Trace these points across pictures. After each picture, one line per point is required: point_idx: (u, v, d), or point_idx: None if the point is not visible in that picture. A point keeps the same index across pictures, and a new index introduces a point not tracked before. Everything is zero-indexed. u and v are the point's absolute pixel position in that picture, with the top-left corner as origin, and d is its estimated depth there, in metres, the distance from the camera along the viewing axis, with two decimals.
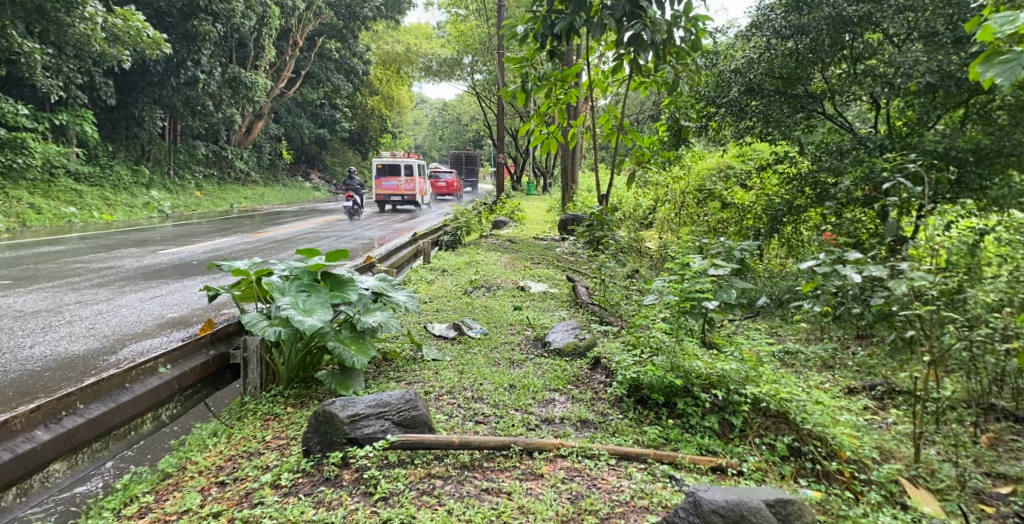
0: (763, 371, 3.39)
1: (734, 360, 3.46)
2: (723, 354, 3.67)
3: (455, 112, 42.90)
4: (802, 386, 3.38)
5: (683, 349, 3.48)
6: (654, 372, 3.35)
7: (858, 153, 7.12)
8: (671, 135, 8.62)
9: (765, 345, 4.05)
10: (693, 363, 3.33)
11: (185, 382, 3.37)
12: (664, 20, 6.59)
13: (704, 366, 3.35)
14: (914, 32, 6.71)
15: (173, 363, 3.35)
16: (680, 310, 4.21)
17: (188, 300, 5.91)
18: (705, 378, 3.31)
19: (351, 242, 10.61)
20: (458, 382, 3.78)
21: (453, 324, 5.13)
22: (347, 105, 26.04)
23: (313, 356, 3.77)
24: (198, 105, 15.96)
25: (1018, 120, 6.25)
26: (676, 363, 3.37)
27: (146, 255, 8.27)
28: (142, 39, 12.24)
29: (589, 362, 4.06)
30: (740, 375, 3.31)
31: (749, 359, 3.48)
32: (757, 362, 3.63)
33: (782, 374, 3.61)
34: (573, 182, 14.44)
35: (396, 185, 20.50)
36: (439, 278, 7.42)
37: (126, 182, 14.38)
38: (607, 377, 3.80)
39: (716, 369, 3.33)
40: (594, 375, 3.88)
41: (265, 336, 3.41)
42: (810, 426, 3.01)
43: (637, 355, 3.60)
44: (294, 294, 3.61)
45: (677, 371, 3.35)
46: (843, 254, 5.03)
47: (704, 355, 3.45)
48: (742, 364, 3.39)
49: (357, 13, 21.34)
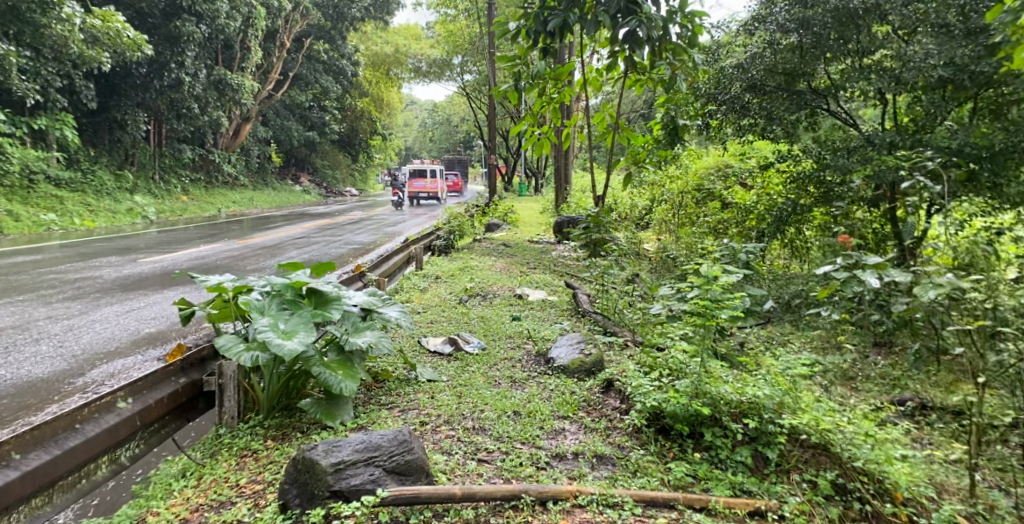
0: (798, 395, 3.09)
1: (765, 385, 3.14)
2: (751, 376, 3.35)
3: (445, 115, 42.69)
4: (841, 413, 3.07)
5: (708, 372, 3.19)
6: (680, 391, 3.07)
7: (865, 151, 6.80)
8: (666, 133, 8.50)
9: (790, 363, 3.73)
10: (721, 389, 3.01)
11: (149, 418, 3.04)
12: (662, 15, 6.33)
13: (733, 391, 3.04)
14: (921, 25, 6.43)
15: (135, 396, 3.02)
16: (702, 327, 3.87)
17: (168, 314, 5.54)
18: (736, 404, 3.00)
19: (340, 246, 10.28)
20: (457, 409, 3.46)
21: (449, 338, 4.79)
22: (335, 108, 25.56)
23: (297, 380, 3.43)
24: (184, 107, 15.58)
25: None
26: (700, 389, 3.05)
27: (128, 264, 7.87)
28: (122, 40, 11.79)
29: (600, 385, 3.71)
30: (775, 402, 3.01)
31: (780, 381, 3.17)
32: (783, 376, 3.34)
33: (814, 395, 3.31)
34: (566, 182, 14.13)
35: (424, 185, 23.42)
36: (433, 286, 7.08)
37: (108, 188, 13.94)
38: (622, 402, 3.49)
39: (745, 384, 3.10)
40: (606, 400, 3.54)
41: (241, 362, 3.08)
42: (860, 464, 2.70)
43: (653, 377, 3.31)
44: (274, 315, 3.27)
45: (703, 398, 3.04)
46: (862, 258, 4.81)
47: (733, 377, 3.16)
48: (774, 387, 3.09)
49: (345, 13, 21.13)
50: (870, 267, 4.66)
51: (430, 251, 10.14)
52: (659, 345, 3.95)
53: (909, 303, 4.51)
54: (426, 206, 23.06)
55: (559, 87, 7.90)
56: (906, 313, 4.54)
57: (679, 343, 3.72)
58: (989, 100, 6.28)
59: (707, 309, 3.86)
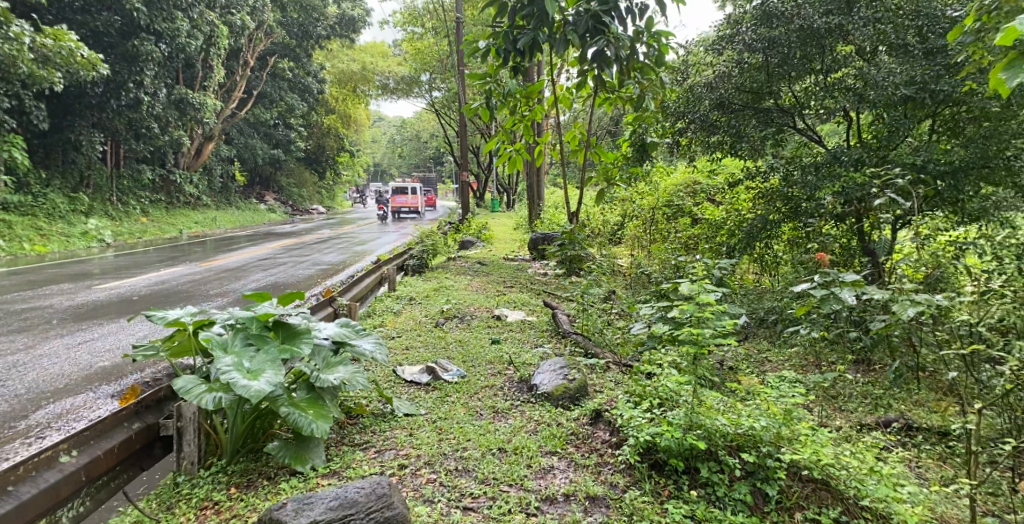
0: (793, 425, 3.05)
1: (759, 416, 3.09)
2: (743, 405, 3.28)
3: (412, 131, 42.43)
4: (836, 445, 3.02)
5: (699, 401, 3.13)
6: (673, 421, 3.02)
7: (833, 168, 6.85)
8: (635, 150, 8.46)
9: (776, 388, 3.66)
10: (716, 422, 2.98)
11: (95, 472, 2.84)
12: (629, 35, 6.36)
13: (730, 423, 3.02)
14: (881, 45, 6.65)
15: (80, 449, 2.83)
16: (697, 356, 3.76)
17: (123, 346, 5.23)
18: (731, 437, 2.97)
19: (307, 267, 10.00)
20: (438, 446, 3.30)
21: (426, 367, 4.59)
22: (301, 125, 25.19)
23: (263, 420, 3.22)
24: (143, 128, 15.15)
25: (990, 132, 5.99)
26: (693, 421, 3.00)
27: (81, 291, 7.50)
28: (76, 59, 11.37)
29: (588, 415, 3.57)
30: (772, 434, 2.98)
31: (775, 410, 3.11)
32: (775, 404, 3.26)
33: (810, 422, 3.25)
34: (538, 198, 14.05)
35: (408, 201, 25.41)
36: (407, 308, 6.87)
37: (61, 211, 13.41)
38: (612, 434, 3.35)
39: (741, 416, 3.08)
40: (596, 433, 3.40)
41: (203, 405, 2.87)
42: (865, 501, 2.75)
43: (642, 406, 3.25)
44: (238, 352, 3.07)
45: (698, 430, 2.99)
46: (840, 274, 4.80)
47: (729, 409, 3.11)
48: (769, 419, 3.03)
49: (310, 32, 21.14)
50: (847, 285, 4.64)
51: (402, 271, 9.91)
52: (646, 371, 3.84)
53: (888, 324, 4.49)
54: (410, 219, 25.01)
55: (529, 105, 7.85)
56: (882, 331, 4.54)
57: (666, 371, 3.61)
58: (946, 119, 6.43)
59: (697, 334, 3.78)
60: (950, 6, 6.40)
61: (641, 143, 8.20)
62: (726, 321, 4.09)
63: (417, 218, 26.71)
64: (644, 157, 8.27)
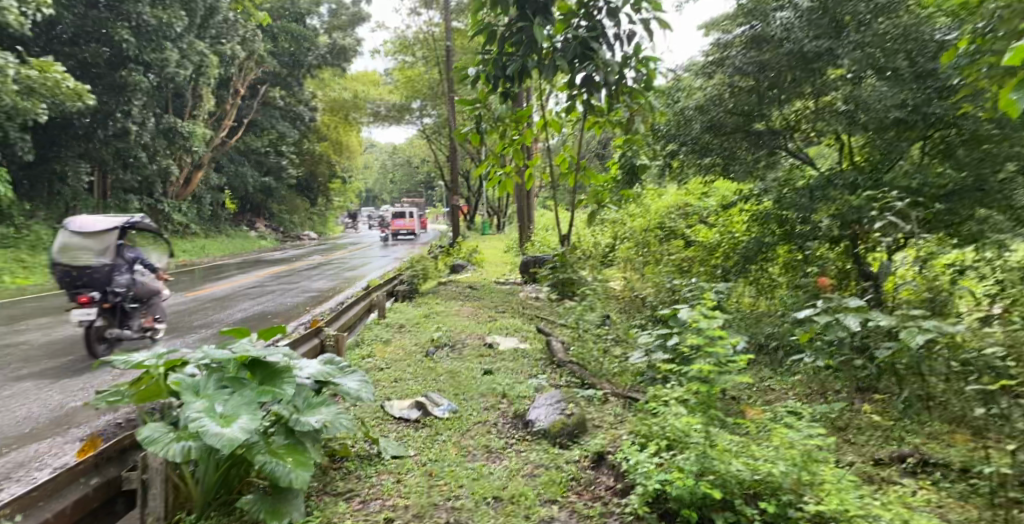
0: (811, 469, 2.87)
1: (775, 460, 2.89)
2: (756, 446, 3.11)
3: (403, 156, 42.36)
4: (858, 494, 2.86)
5: (712, 444, 2.97)
6: (684, 470, 2.83)
7: (828, 191, 6.76)
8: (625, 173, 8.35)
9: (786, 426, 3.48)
10: (733, 468, 2.80)
11: None
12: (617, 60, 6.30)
13: (746, 467, 2.84)
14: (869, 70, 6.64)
15: (26, 511, 2.55)
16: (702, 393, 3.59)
17: (96, 384, 4.99)
18: (748, 484, 2.77)
19: (295, 295, 9.74)
20: (428, 494, 3.12)
21: (416, 402, 4.36)
22: (290, 151, 25.03)
23: (238, 468, 3.01)
24: (129, 156, 14.96)
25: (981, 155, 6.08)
26: (705, 465, 2.85)
27: (58, 326, 7.21)
28: (61, 90, 11.19)
29: (591, 457, 3.38)
30: (791, 479, 2.79)
31: (794, 454, 2.91)
32: (790, 445, 3.07)
33: (830, 465, 3.10)
34: (529, 221, 13.90)
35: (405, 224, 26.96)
36: (398, 336, 6.65)
37: (43, 242, 13.10)
38: (616, 480, 3.17)
39: (757, 460, 2.89)
40: (599, 478, 3.22)
41: (171, 456, 2.66)
42: None
43: (648, 449, 3.10)
44: (210, 395, 2.86)
45: (712, 476, 2.83)
46: (843, 300, 4.64)
47: (743, 452, 2.95)
48: (789, 462, 2.88)
49: (300, 60, 21.14)
50: (852, 312, 4.48)
51: (392, 297, 9.66)
52: (650, 407, 3.64)
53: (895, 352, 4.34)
54: (407, 242, 26.55)
55: (520, 129, 7.74)
56: (889, 359, 4.39)
57: (672, 407, 3.43)
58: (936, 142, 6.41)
59: (706, 369, 3.61)
60: None
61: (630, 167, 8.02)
62: (738, 358, 3.95)
63: (413, 239, 28.16)
64: (634, 181, 8.05)
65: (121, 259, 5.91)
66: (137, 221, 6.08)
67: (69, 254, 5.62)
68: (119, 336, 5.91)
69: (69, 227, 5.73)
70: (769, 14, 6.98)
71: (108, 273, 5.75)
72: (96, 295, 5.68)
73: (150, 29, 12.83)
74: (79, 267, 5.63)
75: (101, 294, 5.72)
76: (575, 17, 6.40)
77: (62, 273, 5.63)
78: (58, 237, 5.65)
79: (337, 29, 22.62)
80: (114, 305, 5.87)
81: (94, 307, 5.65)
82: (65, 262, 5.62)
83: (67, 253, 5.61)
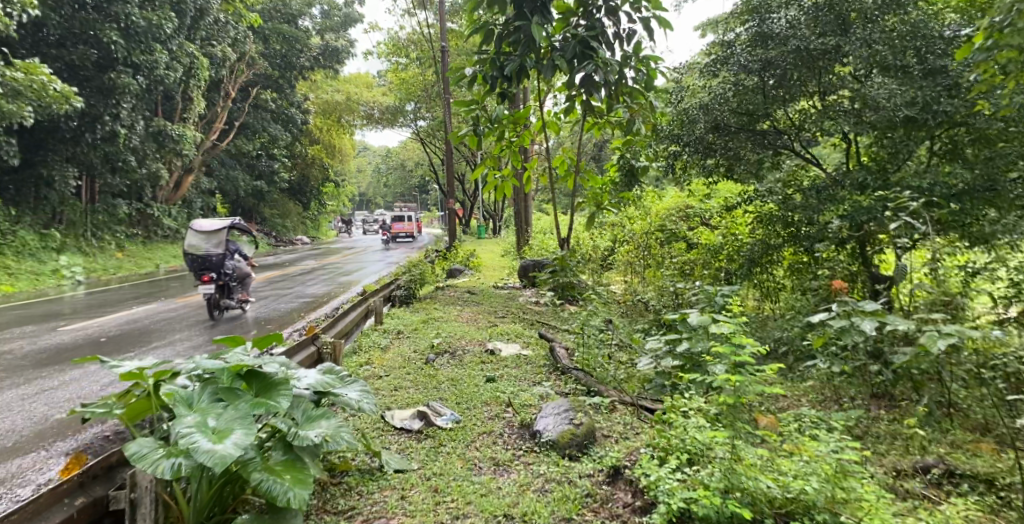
0: (846, 485, 2.81)
1: (808, 477, 2.83)
2: (788, 461, 3.02)
3: (397, 159, 42.08)
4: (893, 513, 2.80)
5: (737, 459, 2.88)
6: (707, 485, 2.79)
7: (836, 193, 6.62)
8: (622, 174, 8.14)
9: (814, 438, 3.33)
10: (761, 484, 2.73)
11: None
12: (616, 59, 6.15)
13: (777, 485, 2.79)
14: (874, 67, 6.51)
15: None
16: (731, 407, 3.30)
17: (82, 395, 4.79)
18: (780, 502, 2.73)
19: (290, 300, 9.57)
20: (437, 512, 3.00)
21: (418, 412, 4.19)
22: (284, 155, 24.79)
23: (232, 485, 2.85)
24: (120, 161, 14.72)
25: (989, 155, 5.91)
26: (731, 483, 2.77)
27: (45, 334, 7.01)
28: (48, 93, 10.97)
29: (605, 472, 3.27)
30: (824, 498, 2.73)
31: (827, 470, 2.86)
32: (821, 459, 3.02)
33: (866, 482, 2.96)
34: (527, 225, 13.75)
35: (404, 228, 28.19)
36: (396, 342, 6.48)
37: (32, 248, 12.85)
38: (634, 498, 3.05)
39: (789, 477, 2.85)
40: (616, 495, 3.09)
41: (160, 473, 2.49)
42: None
43: (669, 464, 3.00)
44: (204, 409, 2.70)
45: (740, 494, 2.76)
46: (858, 303, 4.50)
47: (772, 467, 2.89)
48: (822, 481, 2.81)
49: (293, 63, 21.00)
50: (868, 316, 4.33)
51: (389, 302, 9.49)
52: (668, 418, 3.48)
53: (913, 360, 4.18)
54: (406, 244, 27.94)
55: (517, 131, 7.58)
56: (906, 364, 4.24)
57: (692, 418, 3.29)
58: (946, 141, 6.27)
59: (734, 380, 3.31)
60: (948, 27, 6.28)
61: (628, 168, 7.80)
62: (766, 366, 3.80)
63: (411, 241, 29.37)
64: (632, 183, 7.93)
65: (227, 250, 7.99)
66: (237, 223, 8.17)
67: (196, 247, 7.67)
68: (227, 305, 7.86)
69: (193, 228, 7.82)
70: (770, 12, 6.86)
71: (221, 257, 7.79)
72: (214, 273, 7.68)
73: (140, 31, 12.64)
74: (202, 253, 7.67)
75: (216, 273, 7.72)
76: (574, 16, 6.28)
77: (190, 258, 7.69)
78: (186, 236, 7.72)
79: (330, 32, 22.44)
80: (224, 283, 7.85)
81: (213, 283, 7.63)
82: (191, 251, 7.66)
83: (194, 244, 7.67)
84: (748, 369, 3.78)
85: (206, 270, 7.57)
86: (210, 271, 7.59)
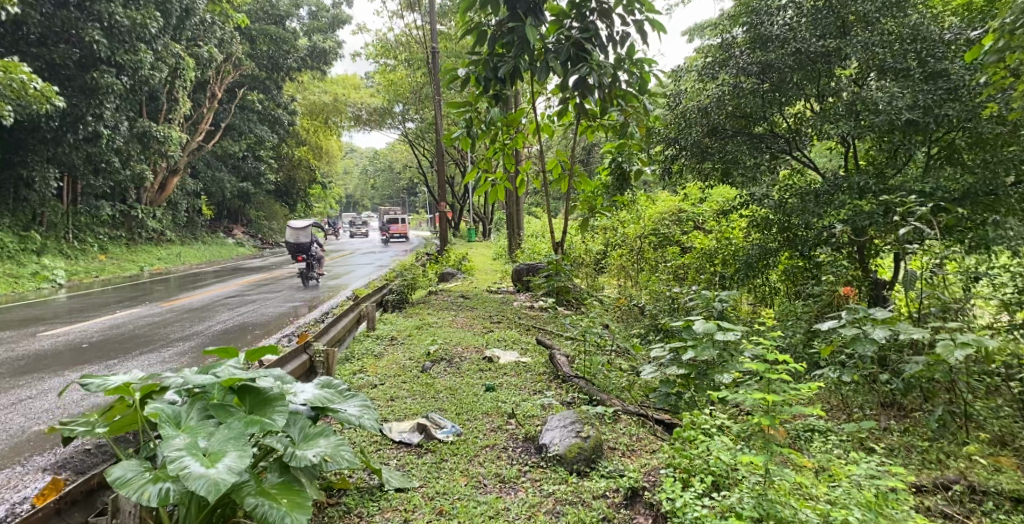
0: (886, 511, 2.77)
1: (847, 505, 2.79)
2: (826, 488, 2.94)
3: (385, 161, 41.71)
4: None
5: (772, 484, 2.91)
6: (739, 509, 2.80)
7: (839, 197, 6.46)
8: (614, 178, 7.81)
9: (842, 462, 3.27)
10: (800, 514, 2.70)
11: None
12: (611, 62, 6.04)
13: (816, 515, 2.74)
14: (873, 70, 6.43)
15: None
16: (761, 430, 3.21)
17: (62, 406, 4.56)
18: None
19: (277, 305, 9.35)
20: None
21: (417, 424, 4.00)
22: (271, 156, 24.44)
23: (225, 508, 2.65)
24: (102, 162, 14.39)
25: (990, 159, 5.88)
26: (766, 511, 2.75)
27: (25, 340, 6.75)
28: (27, 92, 10.64)
29: (623, 494, 3.17)
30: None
31: (866, 497, 2.84)
32: (858, 486, 2.94)
33: (904, 508, 2.87)
34: (519, 227, 13.59)
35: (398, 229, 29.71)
36: (390, 349, 6.30)
37: (10, 250, 12.51)
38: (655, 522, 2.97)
39: (829, 506, 2.80)
40: (636, 517, 3.02)
41: (146, 500, 2.35)
42: None
43: (694, 488, 3.00)
44: (194, 429, 2.54)
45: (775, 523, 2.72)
46: (869, 311, 4.34)
47: (803, 491, 2.92)
48: (865, 510, 2.74)
49: (281, 64, 20.75)
50: (878, 324, 4.20)
51: (381, 307, 9.23)
52: (689, 436, 3.38)
53: (930, 372, 4.10)
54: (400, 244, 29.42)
55: (511, 133, 7.37)
56: (918, 374, 4.15)
57: (718, 439, 3.23)
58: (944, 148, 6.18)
59: (766, 400, 3.24)
60: (949, 30, 6.20)
61: (620, 173, 7.61)
62: (799, 385, 3.48)
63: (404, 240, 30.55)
64: (624, 186, 7.71)
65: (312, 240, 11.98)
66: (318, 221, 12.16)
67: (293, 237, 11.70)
68: (312, 277, 11.72)
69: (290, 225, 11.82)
70: (769, 14, 6.75)
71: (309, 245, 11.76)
72: (305, 254, 11.71)
73: (124, 30, 12.39)
74: (297, 242, 11.69)
75: (306, 254, 11.74)
76: (567, 18, 6.10)
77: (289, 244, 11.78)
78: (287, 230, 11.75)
79: (318, 32, 22.19)
80: (310, 261, 11.84)
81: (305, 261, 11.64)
82: (291, 240, 11.77)
83: (293, 235, 11.72)
84: (781, 388, 3.48)
85: (300, 252, 11.58)
86: (303, 252, 11.61)
